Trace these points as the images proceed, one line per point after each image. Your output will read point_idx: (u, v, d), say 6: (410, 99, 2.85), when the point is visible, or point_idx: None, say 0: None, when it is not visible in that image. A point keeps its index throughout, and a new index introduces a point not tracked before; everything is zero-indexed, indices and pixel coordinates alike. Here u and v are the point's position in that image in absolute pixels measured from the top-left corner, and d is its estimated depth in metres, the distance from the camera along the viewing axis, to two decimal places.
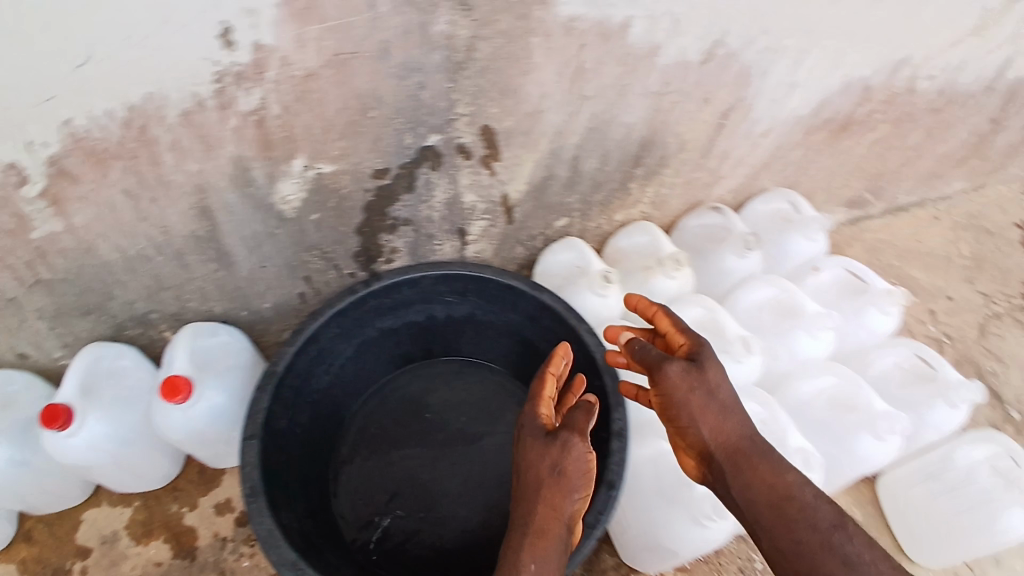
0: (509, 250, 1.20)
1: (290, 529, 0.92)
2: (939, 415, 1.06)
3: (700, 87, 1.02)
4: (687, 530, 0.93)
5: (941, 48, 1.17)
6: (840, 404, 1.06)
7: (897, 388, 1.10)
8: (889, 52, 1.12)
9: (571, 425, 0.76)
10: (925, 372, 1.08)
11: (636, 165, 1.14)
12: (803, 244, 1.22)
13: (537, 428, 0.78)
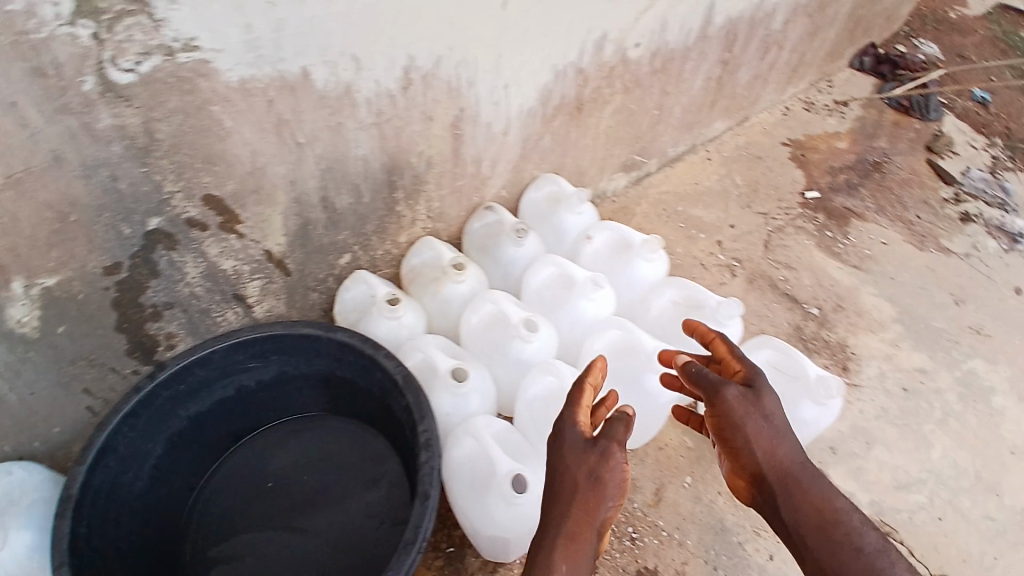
0: (303, 299, 1.25)
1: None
2: (715, 337, 1.17)
3: (416, 107, 1.09)
4: (502, 514, 0.95)
5: (635, 17, 1.31)
6: (623, 351, 1.14)
7: (676, 322, 1.20)
8: (586, 29, 1.24)
9: (612, 432, 0.80)
10: (693, 302, 1.20)
11: (395, 190, 1.20)
12: (572, 218, 1.36)
13: (579, 432, 0.82)
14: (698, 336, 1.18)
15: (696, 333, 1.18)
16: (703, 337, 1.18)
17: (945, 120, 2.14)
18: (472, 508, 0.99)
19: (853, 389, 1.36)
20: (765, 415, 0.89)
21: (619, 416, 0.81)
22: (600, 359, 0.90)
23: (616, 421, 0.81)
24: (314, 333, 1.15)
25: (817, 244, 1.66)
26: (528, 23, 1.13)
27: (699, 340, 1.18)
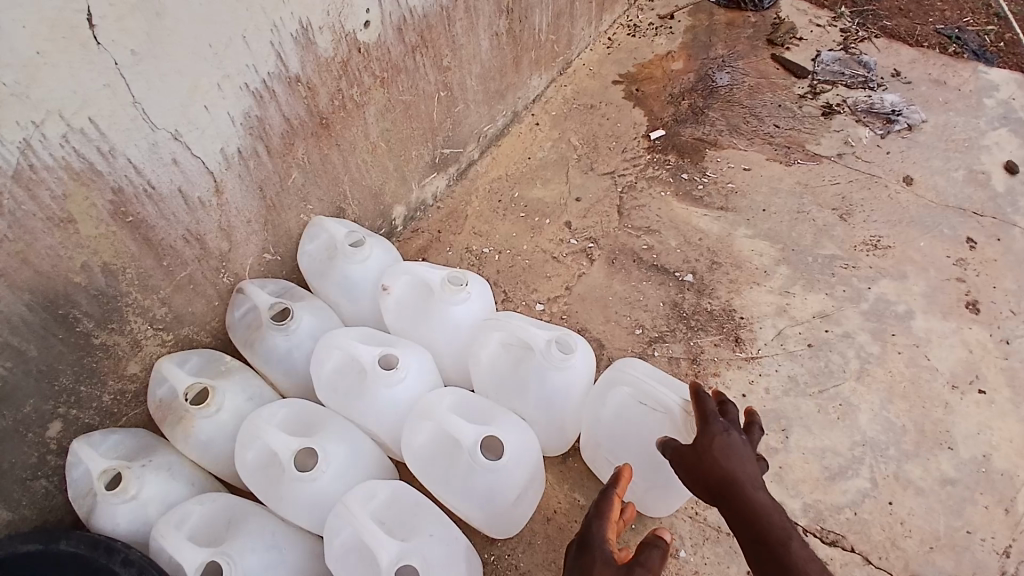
0: (26, 495, 0.90)
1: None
2: (560, 379, 0.89)
3: (30, 217, 0.76)
4: None
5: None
6: (446, 446, 0.82)
7: (510, 371, 0.92)
8: (272, 33, 0.92)
9: (649, 564, 0.68)
10: (524, 342, 0.90)
11: (79, 321, 0.87)
12: (358, 269, 1.04)
13: (609, 552, 0.71)
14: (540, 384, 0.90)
15: (537, 382, 0.90)
16: (546, 383, 0.89)
17: (781, 2, 1.91)
18: None
19: (752, 364, 1.17)
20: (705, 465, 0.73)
21: (656, 543, 0.70)
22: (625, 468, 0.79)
23: (654, 547, 0.69)
24: (36, 553, 0.80)
25: (675, 193, 1.43)
26: (163, 46, 0.80)
27: (543, 389, 0.90)
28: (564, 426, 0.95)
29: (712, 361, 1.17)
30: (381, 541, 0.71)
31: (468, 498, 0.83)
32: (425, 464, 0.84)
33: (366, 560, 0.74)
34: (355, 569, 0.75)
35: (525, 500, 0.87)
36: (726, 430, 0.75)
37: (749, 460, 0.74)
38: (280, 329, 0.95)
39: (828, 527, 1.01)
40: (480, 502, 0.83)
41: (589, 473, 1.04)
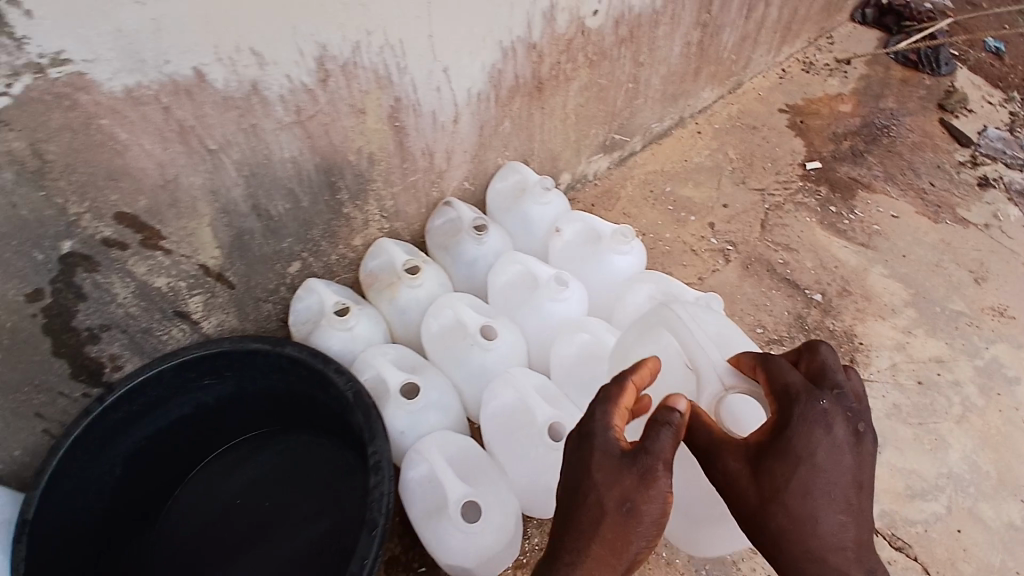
0: (255, 312, 1.17)
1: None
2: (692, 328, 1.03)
3: (339, 101, 1.00)
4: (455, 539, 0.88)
5: None
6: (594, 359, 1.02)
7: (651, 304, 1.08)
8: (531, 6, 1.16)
9: (657, 447, 0.63)
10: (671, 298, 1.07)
11: (337, 191, 1.12)
12: (539, 209, 1.25)
13: (614, 440, 0.66)
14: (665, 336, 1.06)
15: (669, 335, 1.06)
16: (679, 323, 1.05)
17: (958, 73, 1.94)
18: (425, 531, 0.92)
19: (863, 385, 1.26)
20: (783, 493, 0.66)
21: (667, 423, 0.63)
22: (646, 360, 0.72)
23: (663, 429, 0.63)
24: (262, 348, 1.09)
25: (820, 222, 1.53)
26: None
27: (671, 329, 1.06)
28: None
29: None
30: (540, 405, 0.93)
31: None
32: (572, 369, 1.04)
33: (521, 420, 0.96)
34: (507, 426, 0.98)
35: None
36: (822, 427, 0.66)
37: (840, 462, 0.67)
38: (474, 237, 1.18)
39: (898, 534, 1.10)
40: None
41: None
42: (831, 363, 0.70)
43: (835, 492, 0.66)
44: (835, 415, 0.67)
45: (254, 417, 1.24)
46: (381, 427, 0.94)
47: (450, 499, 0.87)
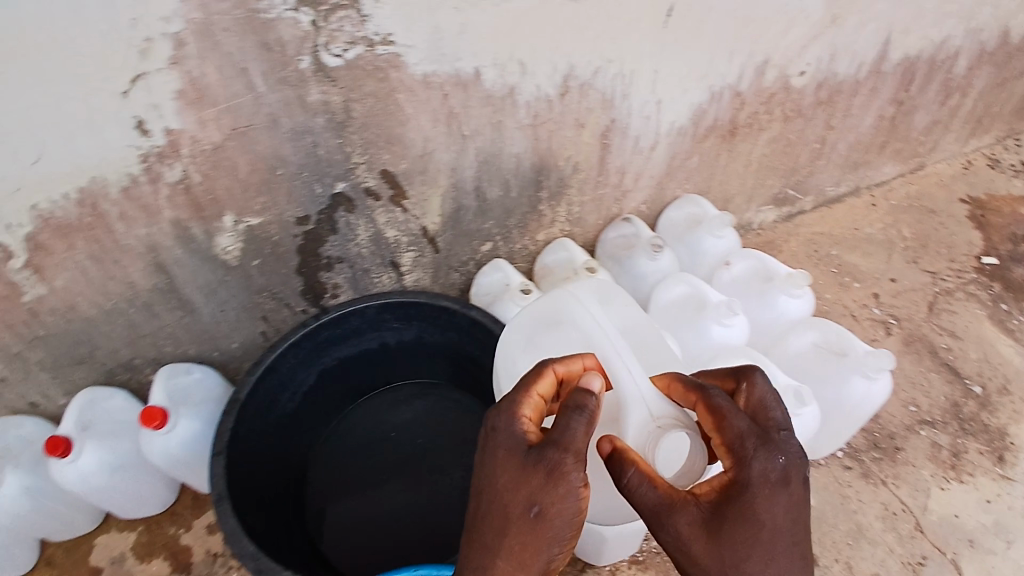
0: (446, 278, 1.38)
1: (258, 533, 1.05)
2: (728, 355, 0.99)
3: (569, 114, 1.15)
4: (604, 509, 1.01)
5: (795, 50, 1.31)
6: None
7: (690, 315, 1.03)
8: (745, 58, 1.28)
9: (571, 438, 0.65)
10: (838, 349, 1.15)
11: (539, 189, 1.26)
12: (712, 241, 1.34)
13: (525, 436, 0.68)
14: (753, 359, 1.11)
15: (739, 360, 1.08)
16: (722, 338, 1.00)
17: None
18: None
19: (1005, 482, 1.26)
20: (744, 563, 0.64)
21: (581, 408, 0.66)
22: (547, 367, 0.73)
23: (576, 414, 0.65)
24: (452, 308, 1.26)
25: (989, 316, 1.49)
26: (682, 45, 1.18)
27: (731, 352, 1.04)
28: (832, 427, 1.17)
29: (971, 463, 1.28)
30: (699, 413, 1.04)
31: None
32: None
33: None
34: None
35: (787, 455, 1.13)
36: (783, 484, 0.65)
37: (795, 518, 0.66)
38: (649, 253, 1.29)
39: None
40: None
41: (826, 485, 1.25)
42: (769, 395, 0.71)
43: (793, 552, 0.65)
44: (796, 471, 0.66)
45: (418, 367, 1.43)
46: None
47: None
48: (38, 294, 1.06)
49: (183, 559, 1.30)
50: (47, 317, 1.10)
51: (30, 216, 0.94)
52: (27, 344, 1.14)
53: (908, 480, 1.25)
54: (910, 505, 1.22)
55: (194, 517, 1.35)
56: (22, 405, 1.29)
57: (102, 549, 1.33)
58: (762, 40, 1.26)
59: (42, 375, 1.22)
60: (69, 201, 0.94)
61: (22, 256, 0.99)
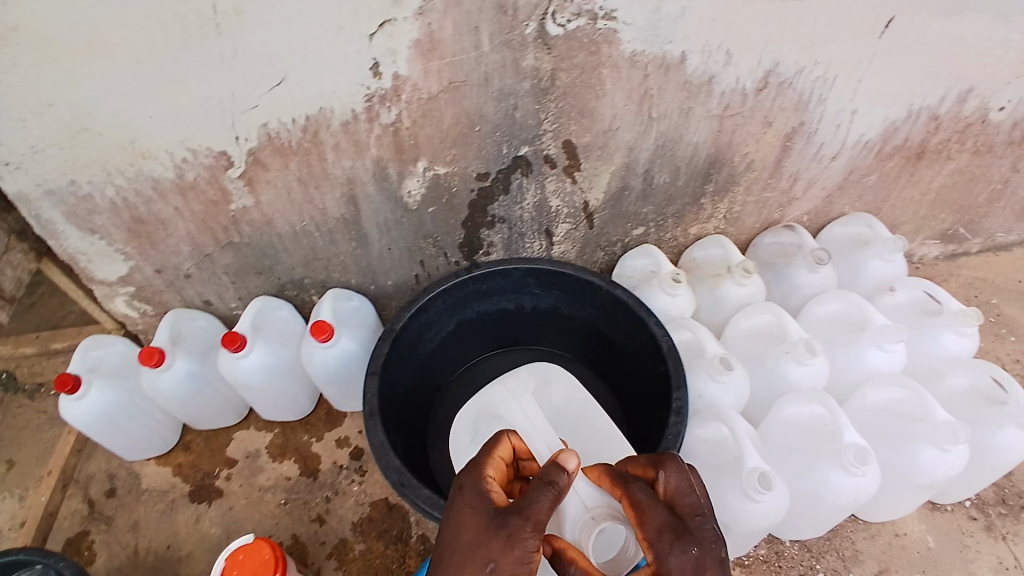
0: (591, 255, 1.41)
1: (399, 451, 1.12)
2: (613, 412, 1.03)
3: (759, 111, 1.15)
4: (736, 502, 1.02)
5: (1010, 81, 1.22)
6: (906, 415, 1.13)
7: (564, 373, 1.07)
8: (953, 83, 1.21)
9: (534, 510, 0.65)
10: (994, 398, 1.17)
11: (706, 182, 1.27)
12: (879, 264, 1.35)
13: (492, 499, 0.68)
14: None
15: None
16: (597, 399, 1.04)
17: None
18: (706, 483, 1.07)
19: None
20: None
21: (552, 482, 0.65)
22: (505, 435, 0.75)
23: (547, 488, 0.65)
24: (597, 284, 1.28)
25: None
26: (890, 59, 1.13)
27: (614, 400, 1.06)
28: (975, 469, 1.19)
29: None
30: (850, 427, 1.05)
31: (895, 453, 1.13)
32: (877, 413, 1.16)
33: (824, 434, 1.08)
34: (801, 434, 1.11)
35: (922, 486, 1.14)
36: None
37: None
38: (810, 265, 1.30)
39: None
40: (899, 461, 1.13)
41: (946, 529, 1.31)
42: (684, 485, 0.70)
43: None
44: (715, 564, 0.64)
45: (545, 333, 1.48)
46: (685, 382, 1.12)
47: (746, 462, 1.01)
48: (244, 205, 1.15)
49: (312, 465, 1.38)
50: (245, 227, 1.20)
51: (257, 132, 1.03)
52: (220, 249, 1.24)
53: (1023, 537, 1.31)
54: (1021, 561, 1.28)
55: (325, 430, 1.42)
56: (198, 301, 1.36)
57: (240, 443, 1.42)
58: (969, 64, 1.18)
59: (224, 278, 1.31)
60: (296, 126, 1.03)
61: (241, 167, 1.08)
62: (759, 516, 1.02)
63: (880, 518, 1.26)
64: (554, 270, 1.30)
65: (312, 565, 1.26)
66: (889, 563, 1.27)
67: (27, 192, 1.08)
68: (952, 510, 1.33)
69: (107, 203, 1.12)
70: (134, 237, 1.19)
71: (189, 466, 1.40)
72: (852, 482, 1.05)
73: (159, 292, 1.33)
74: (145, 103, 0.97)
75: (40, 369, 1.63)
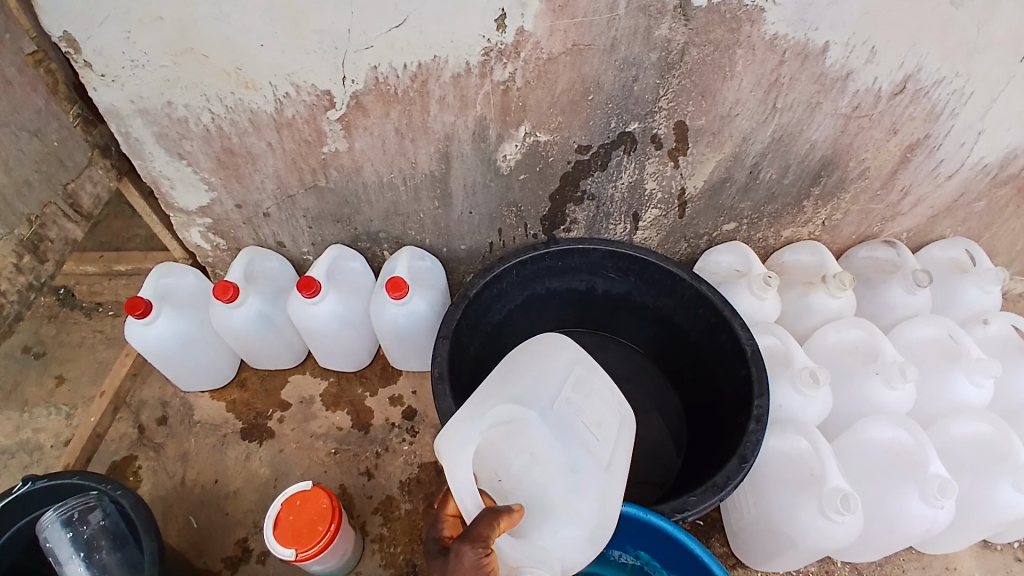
0: (674, 245, 1.36)
1: None
2: (584, 439, 0.84)
3: (889, 116, 1.08)
4: (813, 521, 0.96)
5: None
6: (989, 453, 1.06)
7: (524, 393, 0.85)
8: None
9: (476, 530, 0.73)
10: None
11: (814, 183, 1.22)
12: (977, 294, 1.26)
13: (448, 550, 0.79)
14: (605, 369, 0.91)
15: (611, 413, 0.88)
16: (562, 421, 0.84)
17: None
18: (777, 496, 1.02)
19: None
20: None
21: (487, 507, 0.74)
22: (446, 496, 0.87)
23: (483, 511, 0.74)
24: (680, 276, 1.23)
25: None
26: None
27: (591, 420, 0.86)
28: None
29: None
30: (934, 458, 0.98)
31: (970, 490, 1.06)
32: (959, 447, 1.09)
33: (907, 464, 1.02)
34: (879, 461, 1.05)
35: (993, 527, 1.08)
36: None
37: None
38: (908, 286, 1.23)
39: None
40: (973, 499, 1.06)
41: (996, 569, 1.21)
42: None
43: None
44: None
45: (610, 319, 1.43)
46: (767, 388, 1.07)
47: (827, 482, 0.94)
48: (336, 148, 1.12)
49: (364, 419, 1.37)
50: (332, 172, 1.17)
51: (365, 75, 0.99)
52: (303, 190, 1.22)
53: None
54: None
55: (380, 386, 1.41)
56: (271, 242, 1.35)
57: (295, 387, 1.42)
58: None
59: (301, 222, 1.30)
60: (405, 73, 0.99)
61: (341, 110, 1.05)
62: (828, 538, 0.96)
63: (936, 552, 1.19)
64: (636, 255, 1.25)
65: (357, 518, 1.26)
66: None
67: (120, 107, 1.06)
68: (1004, 549, 1.23)
69: (200, 129, 1.09)
70: (221, 168, 1.17)
71: (244, 403, 1.40)
72: (930, 514, 0.98)
73: (235, 228, 1.32)
74: (261, 30, 0.93)
75: (100, 289, 1.63)
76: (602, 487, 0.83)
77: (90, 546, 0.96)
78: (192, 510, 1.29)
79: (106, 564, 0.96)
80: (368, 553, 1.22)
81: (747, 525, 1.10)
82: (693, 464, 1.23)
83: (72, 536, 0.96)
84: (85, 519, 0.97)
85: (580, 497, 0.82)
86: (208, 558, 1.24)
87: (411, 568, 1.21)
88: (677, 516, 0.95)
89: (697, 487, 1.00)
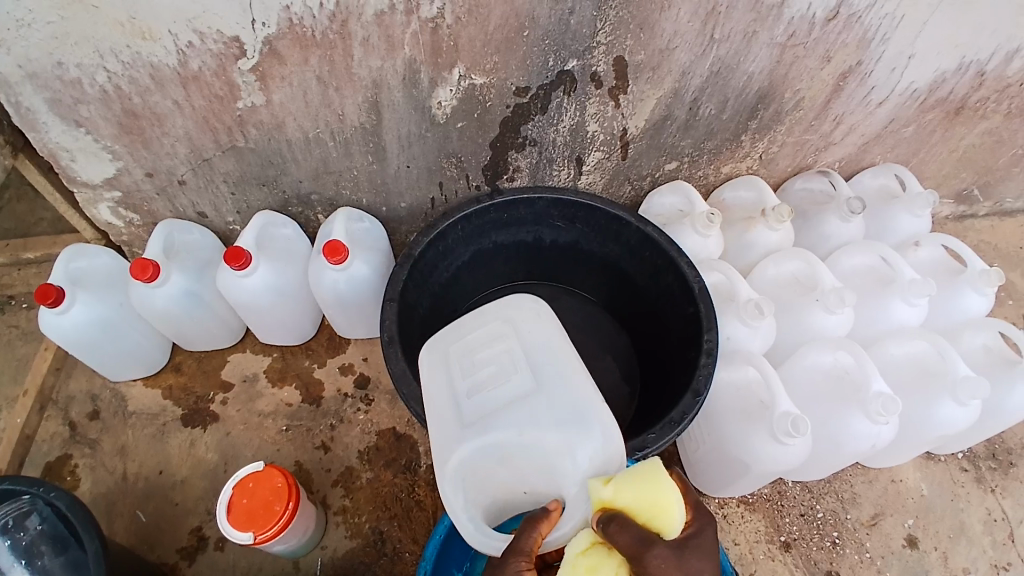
0: (618, 188, 1.34)
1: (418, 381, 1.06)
2: (503, 388, 0.77)
3: (823, 44, 1.09)
4: (767, 445, 0.99)
5: None
6: (932, 370, 1.12)
7: (442, 428, 0.77)
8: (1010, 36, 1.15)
9: (520, 543, 0.68)
10: (1009, 357, 1.17)
11: (751, 117, 1.22)
12: (907, 218, 1.32)
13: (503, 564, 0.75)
14: (461, 328, 0.85)
15: (495, 343, 0.82)
16: (482, 409, 0.76)
17: None
18: (731, 424, 1.05)
19: None
20: None
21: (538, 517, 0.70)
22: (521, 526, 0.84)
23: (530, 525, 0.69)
24: (626, 220, 1.20)
25: None
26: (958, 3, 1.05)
27: (489, 374, 0.79)
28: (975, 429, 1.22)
29: None
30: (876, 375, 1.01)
31: (910, 406, 1.13)
32: (897, 365, 1.15)
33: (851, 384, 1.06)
34: (823, 385, 1.09)
35: (931, 438, 1.14)
36: None
37: None
38: (843, 214, 1.27)
39: None
40: (913, 413, 1.12)
41: (939, 478, 1.30)
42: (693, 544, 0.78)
43: None
44: None
45: (561, 267, 1.40)
46: (716, 323, 1.08)
47: (776, 407, 0.96)
48: (252, 103, 1.02)
49: (315, 392, 1.31)
50: (251, 129, 1.07)
51: (278, 16, 0.89)
52: (221, 153, 1.11)
53: (1013, 493, 1.31)
54: (1009, 514, 1.28)
55: (328, 356, 1.35)
56: (191, 213, 1.24)
57: (236, 366, 1.33)
58: None
59: (223, 188, 1.19)
60: (323, 13, 0.89)
61: (254, 59, 0.95)
62: (788, 462, 1.00)
63: (880, 466, 1.28)
64: (581, 201, 1.22)
65: (317, 492, 1.22)
66: (885, 507, 1.26)
67: (6, 73, 0.92)
68: (948, 460, 1.32)
69: (96, 90, 0.97)
70: (124, 132, 1.05)
71: (182, 388, 1.31)
72: (873, 430, 1.03)
73: (149, 201, 1.20)
74: None
75: (11, 280, 1.47)
76: (552, 411, 0.73)
77: (30, 552, 0.88)
78: (137, 504, 1.21)
79: (48, 569, 0.88)
80: (332, 526, 1.19)
81: (704, 453, 1.14)
82: (650, 404, 1.25)
83: (9, 544, 0.87)
84: (21, 526, 0.88)
85: (550, 415, 0.73)
86: (161, 552, 1.17)
87: (379, 536, 1.18)
88: (639, 454, 0.96)
89: (655, 425, 1.02)
